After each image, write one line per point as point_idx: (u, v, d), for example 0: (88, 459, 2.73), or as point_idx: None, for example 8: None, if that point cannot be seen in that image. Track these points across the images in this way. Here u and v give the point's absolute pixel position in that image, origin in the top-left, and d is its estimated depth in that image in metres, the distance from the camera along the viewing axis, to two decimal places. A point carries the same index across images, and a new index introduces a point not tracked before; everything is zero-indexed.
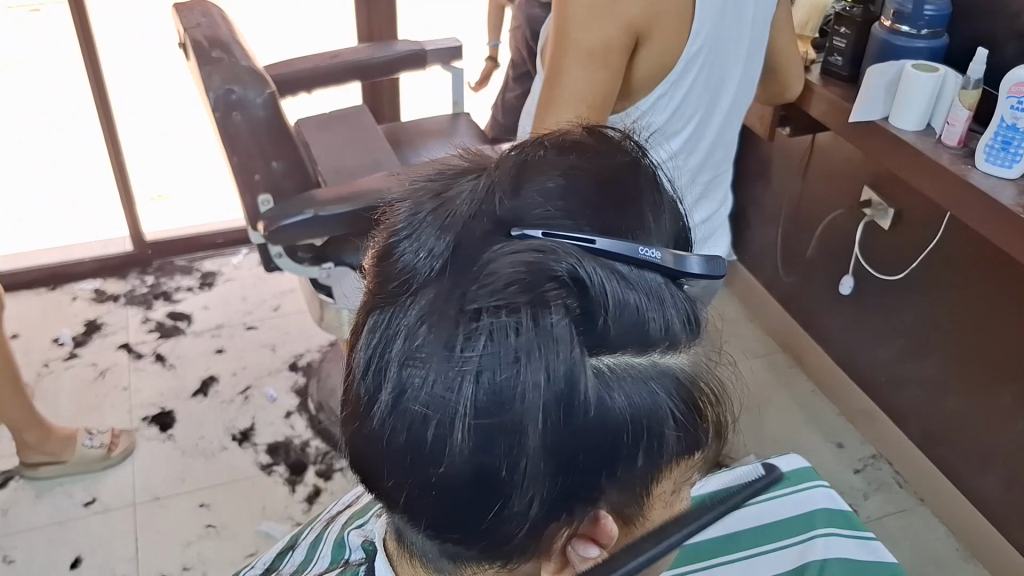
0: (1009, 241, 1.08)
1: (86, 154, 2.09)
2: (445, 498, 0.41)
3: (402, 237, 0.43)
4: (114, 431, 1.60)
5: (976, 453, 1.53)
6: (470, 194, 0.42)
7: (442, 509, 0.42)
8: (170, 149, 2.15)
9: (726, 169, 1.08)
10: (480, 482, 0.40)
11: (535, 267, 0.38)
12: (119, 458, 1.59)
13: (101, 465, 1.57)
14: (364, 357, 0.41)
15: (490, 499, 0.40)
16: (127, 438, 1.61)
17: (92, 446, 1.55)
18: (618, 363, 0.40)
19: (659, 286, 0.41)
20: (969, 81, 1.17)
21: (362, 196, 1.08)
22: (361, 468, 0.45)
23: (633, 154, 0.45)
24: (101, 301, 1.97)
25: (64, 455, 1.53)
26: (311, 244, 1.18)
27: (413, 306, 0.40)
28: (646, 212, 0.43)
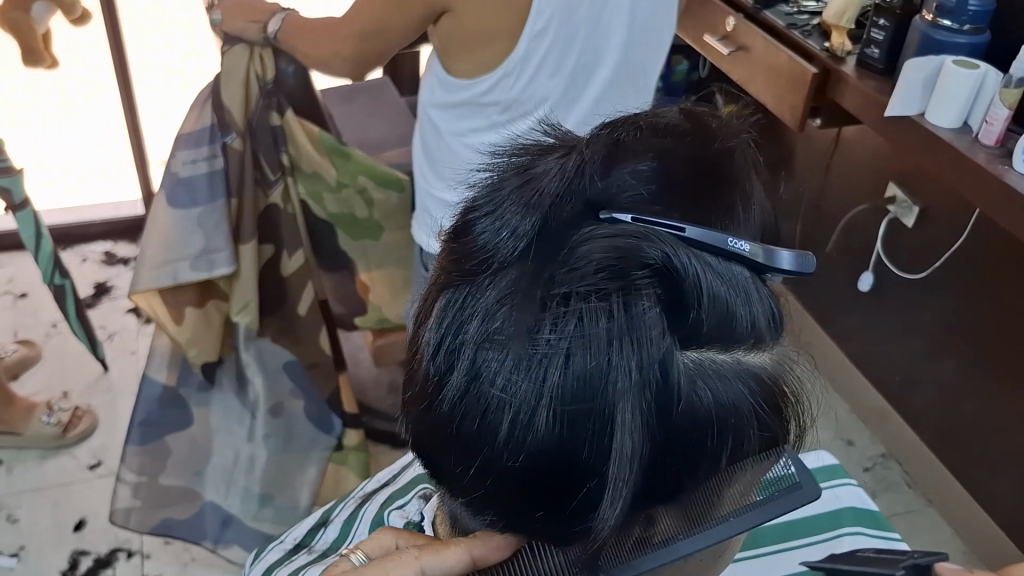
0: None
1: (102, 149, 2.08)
2: (516, 483, 0.40)
3: (481, 213, 0.42)
4: (75, 411, 1.57)
5: (989, 456, 1.52)
6: (558, 172, 0.41)
7: (510, 493, 0.41)
8: (167, 115, 2.09)
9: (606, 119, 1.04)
10: (557, 470, 0.39)
11: (627, 252, 0.36)
12: (75, 439, 1.55)
13: (55, 444, 1.53)
14: (434, 336, 0.41)
15: (564, 488, 0.39)
16: (87, 419, 1.57)
17: (48, 423, 1.51)
18: (704, 359, 0.39)
19: (746, 280, 0.40)
20: (1012, 81, 1.15)
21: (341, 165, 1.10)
22: (425, 449, 0.45)
23: (728, 137, 0.42)
24: (111, 264, 1.98)
25: (20, 427, 1.50)
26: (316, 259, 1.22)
27: (493, 287, 0.39)
28: (737, 201, 0.41)
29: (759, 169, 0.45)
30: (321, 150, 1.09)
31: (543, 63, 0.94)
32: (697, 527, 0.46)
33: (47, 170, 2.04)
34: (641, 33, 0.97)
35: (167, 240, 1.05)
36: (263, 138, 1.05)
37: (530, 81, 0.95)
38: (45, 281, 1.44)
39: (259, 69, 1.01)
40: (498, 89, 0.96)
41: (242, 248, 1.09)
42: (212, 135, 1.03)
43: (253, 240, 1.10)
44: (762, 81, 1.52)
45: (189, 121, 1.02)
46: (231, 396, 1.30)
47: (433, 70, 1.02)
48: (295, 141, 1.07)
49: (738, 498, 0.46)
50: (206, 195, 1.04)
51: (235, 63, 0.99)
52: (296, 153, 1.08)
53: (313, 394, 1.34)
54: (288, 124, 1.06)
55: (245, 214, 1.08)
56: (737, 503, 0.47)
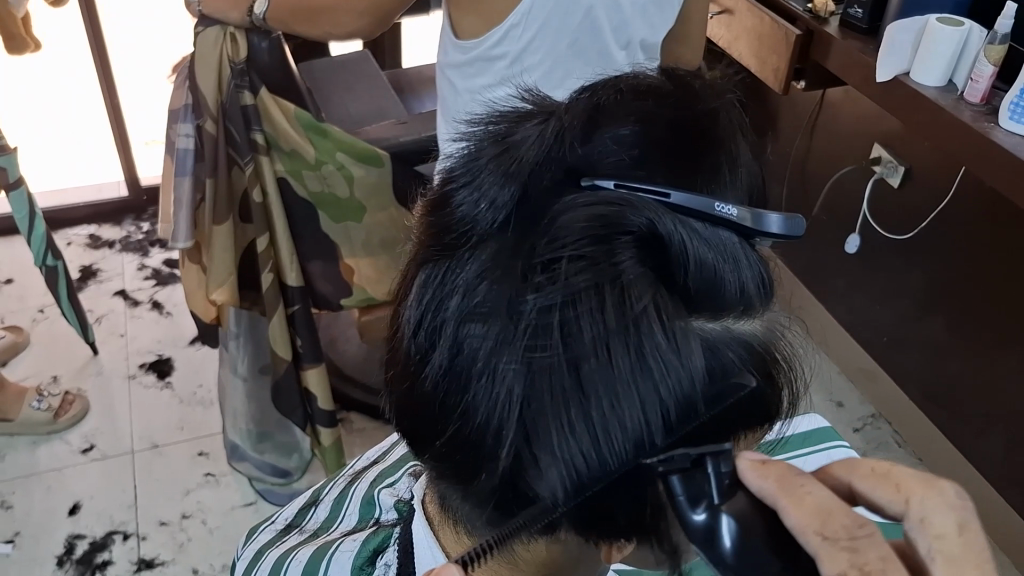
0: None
1: (99, 146, 2.10)
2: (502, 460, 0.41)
3: (459, 183, 0.42)
4: (66, 396, 1.56)
5: (977, 416, 1.54)
6: (536, 139, 0.40)
7: (494, 469, 0.41)
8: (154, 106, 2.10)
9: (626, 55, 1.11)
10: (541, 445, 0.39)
11: (610, 219, 0.36)
12: (67, 424, 1.54)
13: (47, 429, 1.53)
14: (417, 312, 0.41)
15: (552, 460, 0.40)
16: (79, 404, 1.57)
17: (39, 409, 1.51)
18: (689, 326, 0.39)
19: (733, 245, 0.39)
20: (996, 36, 1.18)
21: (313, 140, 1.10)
22: (409, 425, 0.45)
23: (712, 98, 0.42)
24: (96, 248, 1.96)
25: (10, 413, 1.49)
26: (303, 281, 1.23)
27: (472, 261, 0.39)
28: (722, 163, 0.41)
29: (744, 131, 0.45)
30: (298, 126, 1.09)
31: (549, 14, 1.01)
32: None
33: (40, 166, 2.05)
34: None
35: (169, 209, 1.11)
36: (235, 119, 1.05)
37: (536, 34, 1.03)
38: (37, 263, 1.43)
39: (231, 51, 1.01)
40: (506, 42, 1.03)
41: (217, 227, 1.11)
42: (189, 114, 1.05)
43: (228, 219, 1.12)
44: (745, 43, 1.57)
45: (174, 100, 1.06)
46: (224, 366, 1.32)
47: (448, 32, 1.10)
48: (271, 118, 1.07)
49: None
50: (182, 171, 1.05)
51: (208, 44, 1.01)
52: (274, 131, 1.09)
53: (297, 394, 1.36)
54: (263, 103, 1.06)
55: (220, 198, 1.09)
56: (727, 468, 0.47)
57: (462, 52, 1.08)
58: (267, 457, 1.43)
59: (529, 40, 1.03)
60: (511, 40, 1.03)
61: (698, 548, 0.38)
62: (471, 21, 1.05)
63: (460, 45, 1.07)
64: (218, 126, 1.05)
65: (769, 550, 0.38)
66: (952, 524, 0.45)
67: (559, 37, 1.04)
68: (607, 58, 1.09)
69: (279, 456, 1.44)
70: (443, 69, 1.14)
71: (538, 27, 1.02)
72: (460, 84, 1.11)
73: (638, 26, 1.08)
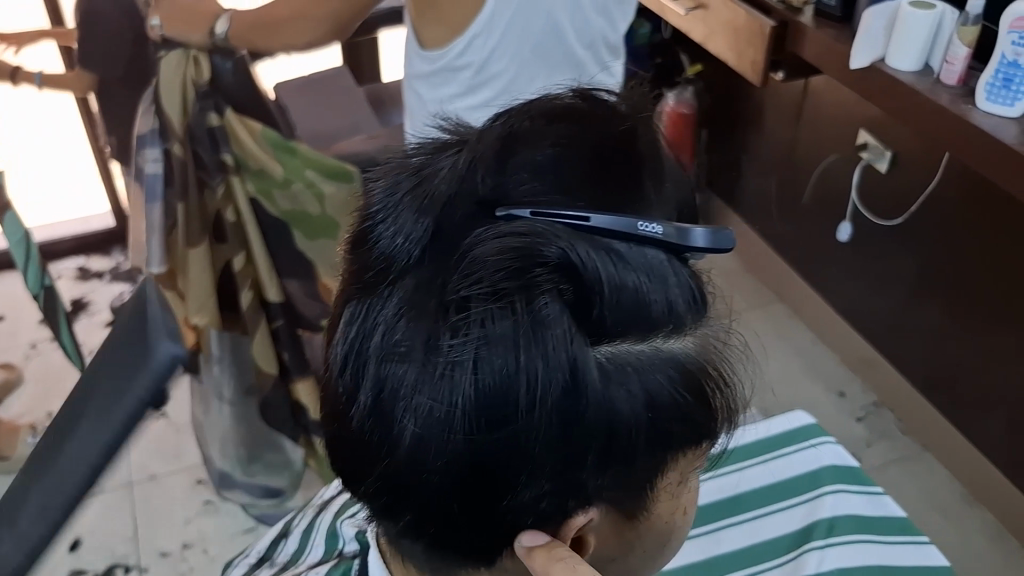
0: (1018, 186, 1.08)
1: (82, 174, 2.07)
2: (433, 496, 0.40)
3: (378, 220, 0.42)
4: None
5: (977, 398, 1.52)
6: (451, 171, 0.40)
7: (426, 505, 0.40)
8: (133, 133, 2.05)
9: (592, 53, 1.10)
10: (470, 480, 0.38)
11: (522, 251, 0.36)
12: None
13: None
14: (342, 350, 0.40)
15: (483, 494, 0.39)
16: None
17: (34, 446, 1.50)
18: (618, 353, 0.38)
19: (663, 264, 0.39)
20: (969, 18, 1.17)
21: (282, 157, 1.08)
22: (342, 466, 0.44)
23: (624, 117, 0.43)
24: (86, 279, 1.96)
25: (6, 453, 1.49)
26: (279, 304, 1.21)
27: (391, 298, 0.38)
28: (646, 181, 0.42)
29: (666, 147, 0.46)
30: (266, 146, 1.06)
31: (512, 20, 1.00)
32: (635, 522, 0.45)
33: (40, 165, 2.03)
34: None
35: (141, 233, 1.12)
36: (203, 141, 1.04)
37: (499, 42, 1.01)
38: (31, 288, 1.34)
39: (194, 73, 1.01)
40: (470, 52, 1.01)
41: (192, 250, 1.11)
42: (156, 138, 1.04)
43: (203, 242, 1.11)
44: (721, 37, 1.56)
45: (138, 126, 1.04)
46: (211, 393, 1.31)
47: (412, 41, 1.07)
48: (238, 140, 1.06)
49: (675, 488, 0.45)
50: (152, 198, 1.07)
51: (170, 70, 1.00)
52: (242, 152, 1.07)
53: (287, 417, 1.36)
54: (229, 124, 1.05)
55: (193, 220, 1.09)
56: (675, 493, 0.46)
57: (427, 63, 1.05)
58: (257, 479, 1.43)
59: (493, 48, 1.01)
60: (475, 50, 1.01)
61: None
62: (433, 30, 1.02)
63: (423, 60, 1.05)
64: (186, 149, 1.05)
65: None
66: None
67: (524, 43, 1.03)
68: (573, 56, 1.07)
69: (270, 476, 1.43)
70: (410, 79, 1.12)
71: (501, 35, 1.00)
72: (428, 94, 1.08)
73: (599, 22, 1.07)
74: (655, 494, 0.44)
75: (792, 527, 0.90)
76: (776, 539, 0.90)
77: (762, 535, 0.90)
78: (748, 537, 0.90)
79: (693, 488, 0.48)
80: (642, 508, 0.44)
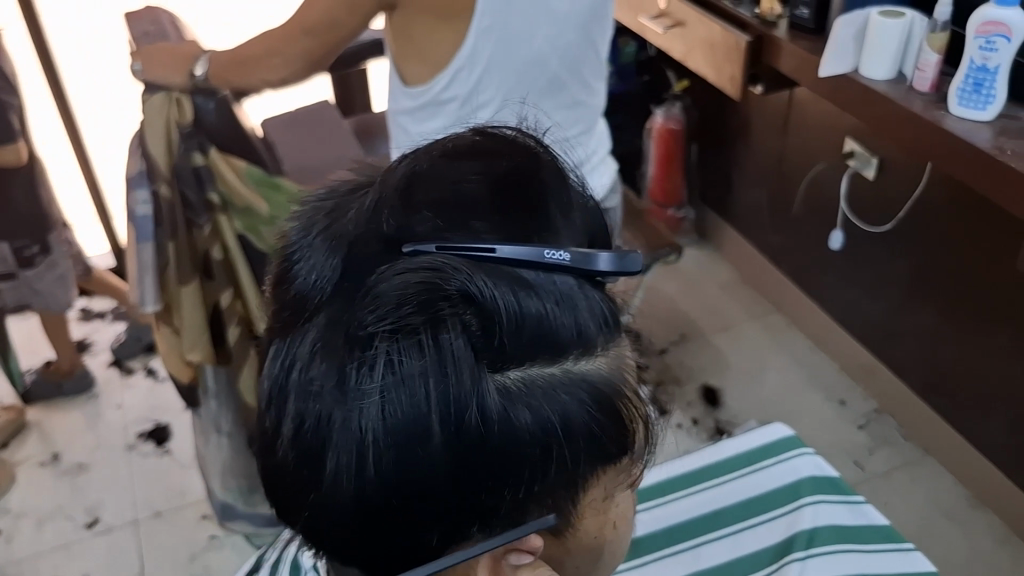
0: (995, 189, 1.09)
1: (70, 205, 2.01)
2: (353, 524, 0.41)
3: (296, 258, 0.44)
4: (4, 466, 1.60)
5: (974, 400, 1.52)
6: (361, 209, 0.43)
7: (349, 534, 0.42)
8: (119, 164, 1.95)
9: (578, 93, 1.14)
10: (384, 508, 0.40)
11: (426, 286, 0.38)
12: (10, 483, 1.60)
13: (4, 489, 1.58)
14: (267, 386, 0.42)
15: (399, 520, 0.40)
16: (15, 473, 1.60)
17: None
18: (527, 380, 0.39)
19: (571, 289, 0.41)
20: (937, 24, 1.19)
21: (266, 193, 1.09)
22: (276, 498, 0.46)
23: (525, 150, 0.45)
24: (88, 320, 1.99)
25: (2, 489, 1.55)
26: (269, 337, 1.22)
27: (307, 334, 0.40)
28: (553, 215, 0.44)
29: (574, 173, 0.49)
30: (250, 183, 1.08)
31: (494, 58, 1.04)
32: (564, 539, 0.47)
33: None
34: (592, 14, 1.07)
35: (133, 273, 1.15)
36: (187, 180, 1.06)
37: (481, 77, 1.06)
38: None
39: (177, 114, 1.03)
40: (454, 85, 1.06)
41: (183, 288, 1.14)
42: (144, 179, 1.08)
43: (194, 279, 1.14)
44: (699, 54, 1.57)
45: (128, 167, 1.08)
46: (208, 425, 1.34)
47: (396, 79, 1.12)
48: (222, 178, 1.07)
49: (605, 508, 0.47)
50: (143, 239, 1.11)
51: (155, 112, 1.03)
52: (227, 192, 1.08)
53: None
54: (214, 163, 1.06)
55: (183, 258, 1.11)
56: (601, 508, 0.47)
57: (410, 98, 1.10)
58: (259, 508, 1.47)
59: (476, 83, 1.06)
60: (459, 82, 1.06)
61: None
62: (416, 67, 1.08)
63: (409, 93, 1.10)
64: (174, 189, 1.07)
65: None
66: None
67: (508, 82, 1.07)
68: (560, 95, 1.11)
69: (271, 505, 1.48)
70: (394, 116, 1.16)
71: (482, 70, 1.05)
72: (412, 129, 1.13)
73: (585, 62, 1.11)
74: (579, 510, 0.45)
75: (774, 539, 0.91)
76: (759, 553, 0.90)
77: (743, 548, 0.91)
78: (729, 552, 0.91)
79: (623, 504, 0.49)
80: (567, 525, 0.45)
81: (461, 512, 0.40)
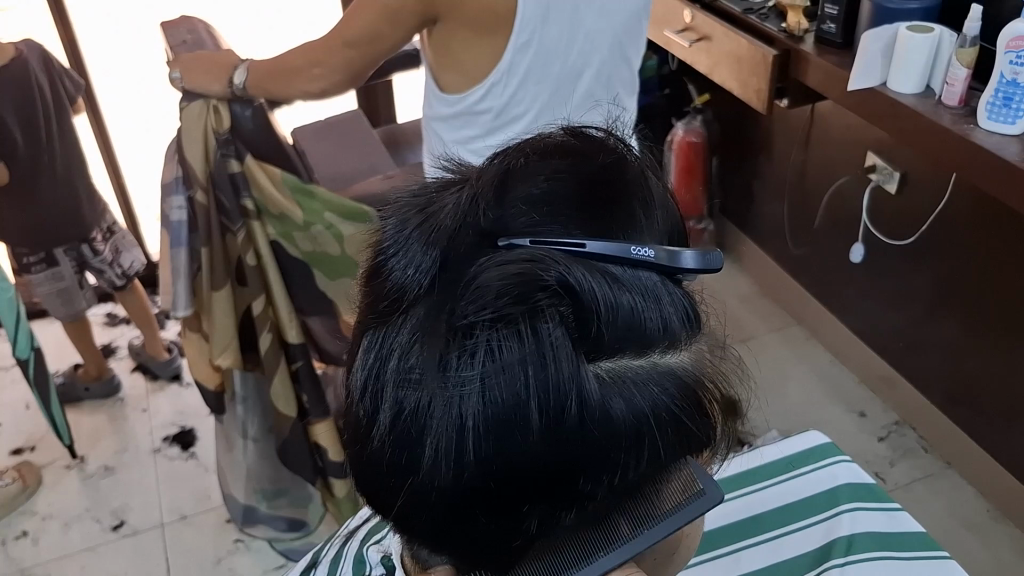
0: None
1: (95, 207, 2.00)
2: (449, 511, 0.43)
3: (389, 253, 0.46)
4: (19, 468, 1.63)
5: (999, 414, 1.53)
6: (455, 206, 0.45)
7: (445, 520, 0.44)
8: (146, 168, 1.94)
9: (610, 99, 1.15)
10: (481, 495, 0.42)
11: (526, 278, 0.40)
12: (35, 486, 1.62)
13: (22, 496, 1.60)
14: (360, 377, 0.44)
15: (494, 506, 0.43)
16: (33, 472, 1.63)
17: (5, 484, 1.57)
18: (616, 368, 0.42)
19: (655, 285, 0.43)
20: (966, 40, 1.20)
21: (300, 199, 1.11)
22: (365, 486, 0.48)
23: (612, 150, 0.47)
24: (114, 324, 2.01)
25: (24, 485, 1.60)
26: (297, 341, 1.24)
27: (405, 325, 0.42)
28: (636, 210, 0.47)
29: (657, 174, 0.51)
30: (285, 190, 1.10)
31: (530, 70, 1.05)
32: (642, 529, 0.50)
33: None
34: (626, 22, 1.08)
35: (166, 279, 1.17)
36: (225, 188, 1.08)
37: (517, 89, 1.07)
38: (20, 355, 1.42)
39: (214, 122, 1.05)
40: (489, 97, 1.07)
41: (215, 293, 1.16)
42: (181, 186, 1.09)
43: (226, 285, 1.15)
44: (725, 67, 1.59)
45: (165, 173, 1.10)
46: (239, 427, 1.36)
47: (431, 86, 1.14)
48: (258, 185, 1.09)
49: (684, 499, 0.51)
50: (177, 245, 1.11)
51: (192, 120, 1.04)
52: (262, 198, 1.10)
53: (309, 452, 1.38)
54: (249, 169, 1.08)
55: (217, 263, 1.14)
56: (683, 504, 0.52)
57: (445, 105, 1.12)
58: (283, 512, 1.48)
59: (511, 94, 1.07)
60: (495, 96, 1.07)
61: None
62: (452, 77, 1.08)
63: (444, 103, 1.12)
64: (209, 196, 1.09)
65: None
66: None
67: (543, 90, 1.08)
68: (592, 101, 1.13)
69: (296, 510, 1.48)
70: (430, 122, 1.18)
71: (519, 82, 1.06)
72: (447, 137, 1.14)
73: (617, 67, 1.12)
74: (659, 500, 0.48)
75: (813, 545, 0.92)
76: (797, 558, 0.91)
77: (783, 553, 0.92)
78: (769, 556, 0.92)
79: (701, 500, 0.55)
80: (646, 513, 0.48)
81: (553, 496, 0.43)
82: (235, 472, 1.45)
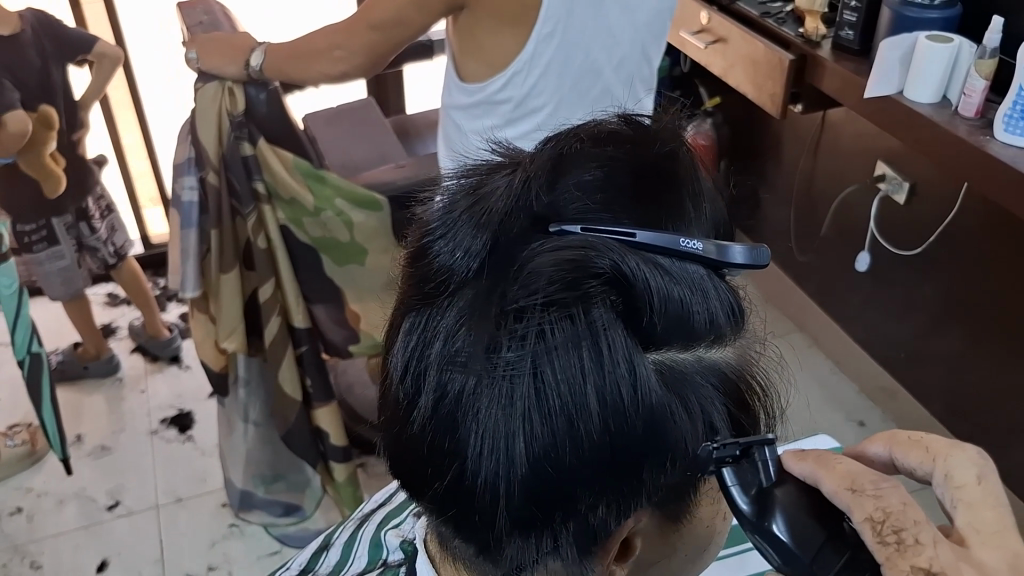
0: None
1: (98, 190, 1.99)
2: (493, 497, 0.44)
3: (437, 235, 0.47)
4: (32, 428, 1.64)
5: (999, 427, 1.52)
6: (507, 188, 0.46)
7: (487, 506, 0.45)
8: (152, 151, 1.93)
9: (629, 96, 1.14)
10: (525, 480, 0.43)
11: (579, 265, 0.41)
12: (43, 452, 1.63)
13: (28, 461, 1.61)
14: (404, 357, 0.46)
15: (537, 494, 0.44)
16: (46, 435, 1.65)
17: (13, 446, 1.59)
18: (664, 360, 0.44)
19: (702, 278, 0.45)
20: (986, 51, 1.20)
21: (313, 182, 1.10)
22: (403, 468, 0.50)
23: (668, 141, 0.48)
24: (115, 304, 2.01)
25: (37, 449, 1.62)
26: (303, 326, 1.23)
27: (452, 307, 0.44)
28: (686, 201, 0.47)
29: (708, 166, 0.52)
30: (296, 175, 1.09)
31: (552, 60, 1.05)
32: (676, 525, 0.51)
33: None
34: (649, 18, 1.08)
35: (175, 259, 1.15)
36: (236, 170, 1.07)
37: (538, 79, 1.07)
38: (17, 354, 1.35)
39: (229, 104, 1.04)
40: (509, 88, 1.07)
41: (222, 276, 1.14)
42: (192, 167, 1.08)
43: (233, 268, 1.15)
44: (740, 71, 1.58)
45: (178, 154, 1.09)
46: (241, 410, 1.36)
47: (450, 75, 1.13)
48: (270, 169, 1.08)
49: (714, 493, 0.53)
50: (187, 226, 1.09)
51: (206, 102, 1.03)
52: (273, 180, 1.09)
53: (310, 437, 1.37)
54: (261, 152, 1.07)
55: (225, 246, 1.13)
56: (715, 499, 0.53)
57: (465, 96, 1.11)
58: (280, 496, 1.48)
59: (532, 84, 1.06)
60: (515, 85, 1.06)
61: (761, 537, 0.49)
62: (473, 66, 1.08)
63: (464, 92, 1.11)
64: (221, 177, 1.08)
65: (817, 527, 0.48)
66: (973, 476, 0.53)
67: (563, 83, 1.08)
68: (612, 96, 1.12)
69: (291, 493, 1.48)
70: (447, 111, 1.18)
71: (539, 73, 1.06)
72: (465, 125, 1.14)
73: (637, 62, 1.12)
74: (694, 494, 0.49)
75: None
76: None
77: None
78: None
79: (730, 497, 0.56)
80: (681, 510, 0.50)
81: (604, 493, 0.44)
82: (234, 456, 1.44)
